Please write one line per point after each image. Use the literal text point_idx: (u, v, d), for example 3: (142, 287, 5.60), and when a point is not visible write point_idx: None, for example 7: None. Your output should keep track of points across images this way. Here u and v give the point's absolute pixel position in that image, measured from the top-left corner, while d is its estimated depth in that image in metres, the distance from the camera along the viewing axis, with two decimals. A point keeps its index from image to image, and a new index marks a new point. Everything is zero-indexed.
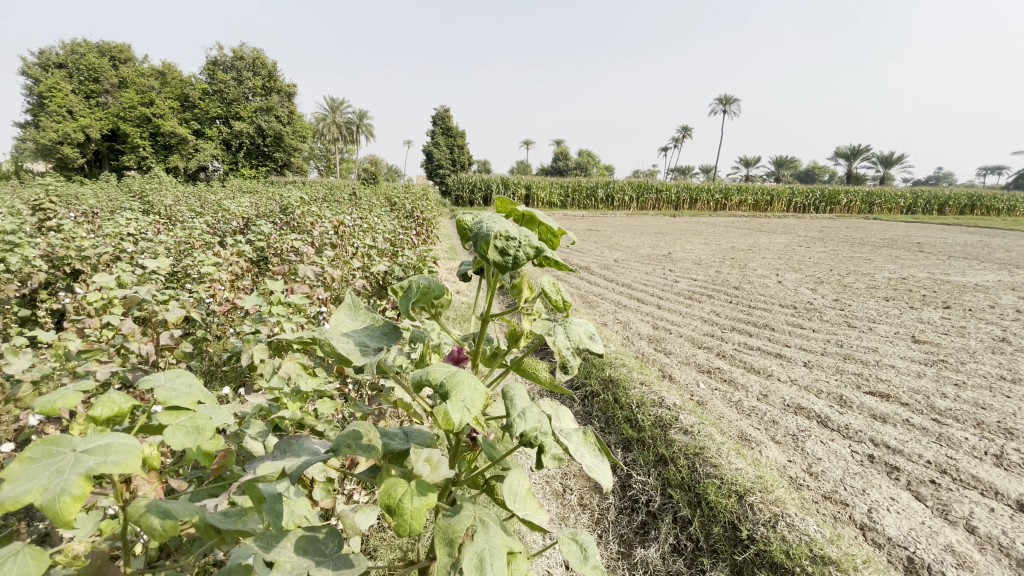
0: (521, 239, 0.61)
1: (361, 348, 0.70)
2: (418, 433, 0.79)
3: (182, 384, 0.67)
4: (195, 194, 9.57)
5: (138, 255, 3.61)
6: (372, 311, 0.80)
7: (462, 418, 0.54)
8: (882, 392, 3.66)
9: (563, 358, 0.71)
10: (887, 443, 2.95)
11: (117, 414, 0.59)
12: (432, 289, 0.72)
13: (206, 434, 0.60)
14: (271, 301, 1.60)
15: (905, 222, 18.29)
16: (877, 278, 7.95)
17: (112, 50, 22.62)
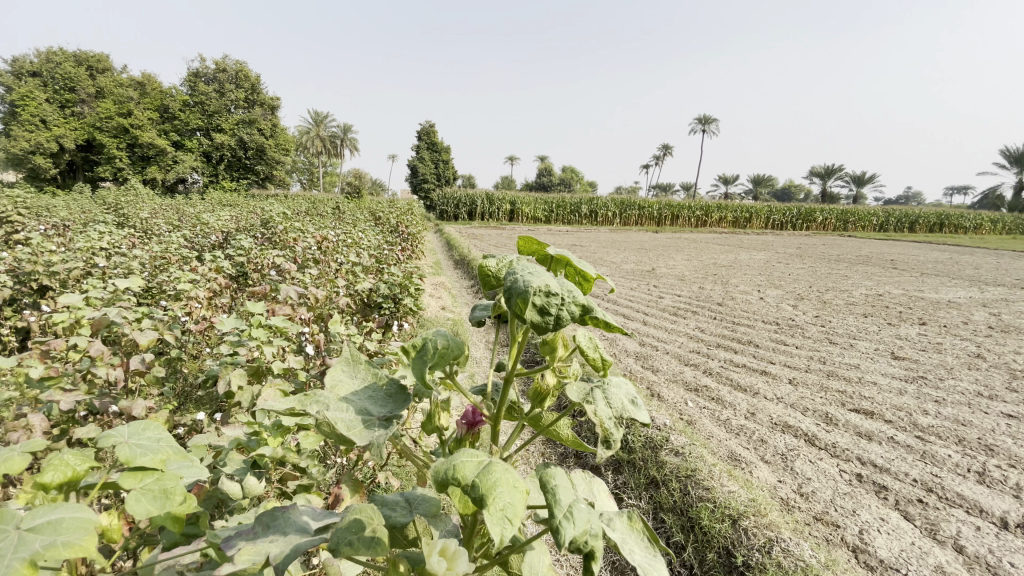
0: (559, 292, 0.57)
1: (364, 419, 0.63)
2: (422, 500, 0.74)
3: (149, 439, 0.61)
4: (172, 207, 9.36)
5: (110, 271, 3.49)
6: (373, 366, 0.75)
7: (501, 535, 0.47)
8: (866, 409, 3.68)
9: (608, 432, 0.65)
10: (874, 461, 2.95)
11: (70, 478, 0.53)
12: (451, 346, 0.63)
13: (174, 498, 0.54)
14: (251, 324, 1.53)
15: (878, 239, 18.79)
16: (855, 295, 8.10)
17: (90, 59, 22.26)
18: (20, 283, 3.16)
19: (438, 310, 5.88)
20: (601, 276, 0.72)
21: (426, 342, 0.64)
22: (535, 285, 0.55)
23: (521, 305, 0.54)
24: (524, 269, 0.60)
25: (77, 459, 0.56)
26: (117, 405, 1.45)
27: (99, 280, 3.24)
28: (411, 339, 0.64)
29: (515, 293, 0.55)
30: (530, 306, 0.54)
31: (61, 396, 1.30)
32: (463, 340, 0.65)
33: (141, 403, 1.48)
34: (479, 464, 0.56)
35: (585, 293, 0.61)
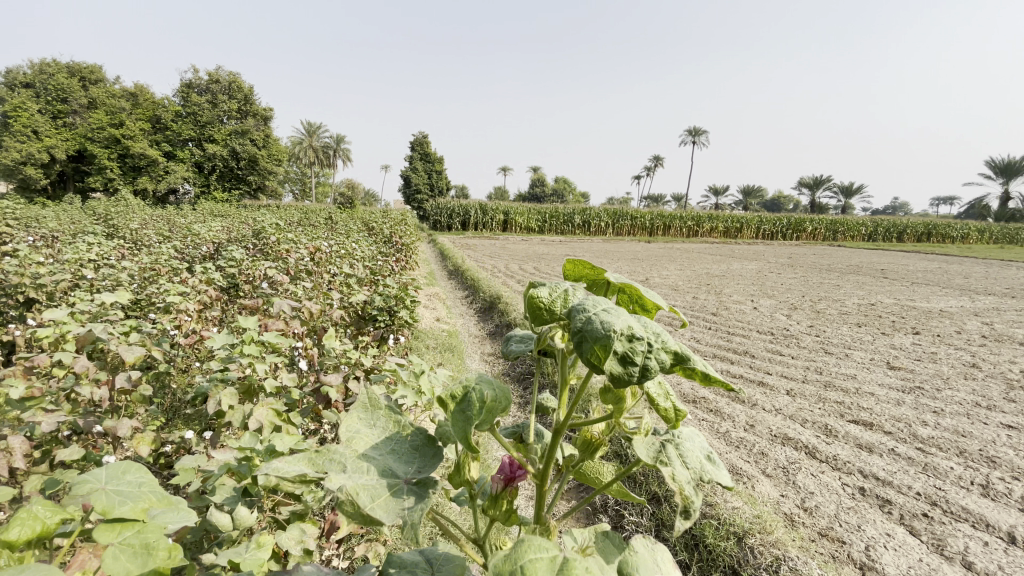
0: (643, 338, 0.50)
1: (390, 485, 0.55)
2: (446, 561, 0.67)
3: (129, 484, 0.56)
4: (163, 217, 9.24)
5: (97, 283, 3.40)
6: (395, 414, 0.66)
7: None
8: (865, 421, 3.65)
9: (685, 499, 0.58)
10: (877, 474, 2.92)
11: (39, 534, 0.48)
12: (501, 400, 0.55)
13: (156, 555, 0.48)
14: (243, 340, 1.45)
15: (867, 249, 19.00)
16: (848, 304, 8.14)
17: (81, 70, 22.14)
18: (3, 295, 3.08)
19: (432, 321, 5.82)
20: (665, 306, 0.67)
21: (469, 394, 0.55)
22: (616, 328, 0.48)
23: (598, 352, 0.47)
24: (597, 303, 0.53)
25: (46, 509, 0.50)
26: (101, 426, 1.38)
27: (86, 292, 3.16)
28: (450, 388, 0.54)
29: (593, 337, 0.47)
30: (613, 352, 0.46)
31: (42, 414, 1.22)
32: (510, 387, 0.57)
33: (127, 423, 1.41)
34: (553, 563, 0.50)
35: (675, 337, 0.53)
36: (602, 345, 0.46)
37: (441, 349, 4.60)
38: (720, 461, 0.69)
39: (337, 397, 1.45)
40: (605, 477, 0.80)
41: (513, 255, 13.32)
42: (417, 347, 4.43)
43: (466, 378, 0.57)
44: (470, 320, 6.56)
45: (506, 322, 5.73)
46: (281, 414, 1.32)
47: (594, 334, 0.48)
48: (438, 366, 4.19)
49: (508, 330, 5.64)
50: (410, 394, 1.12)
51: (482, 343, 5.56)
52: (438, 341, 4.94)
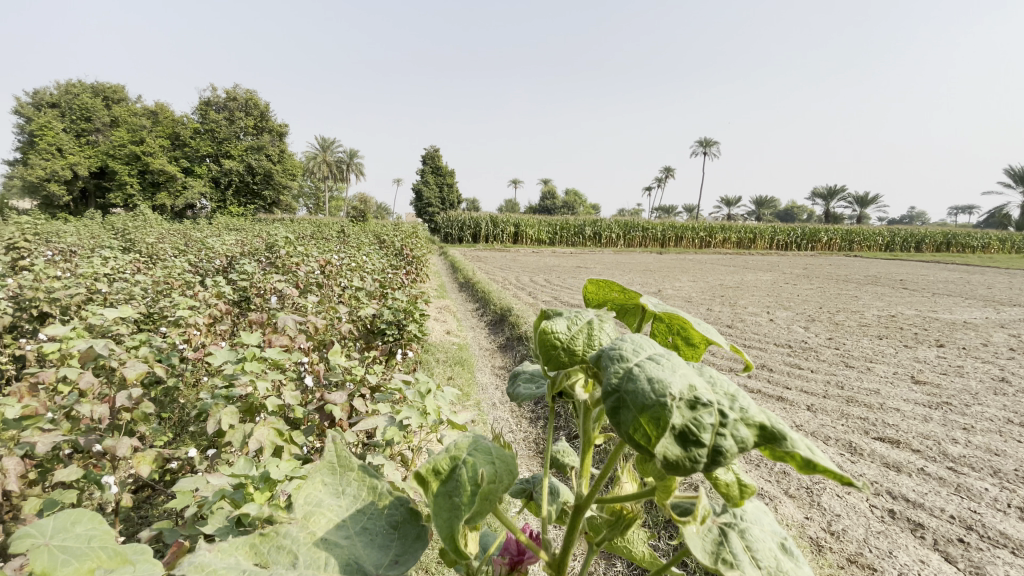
0: (712, 396, 0.36)
1: None
2: None
3: (82, 539, 0.51)
4: (179, 231, 9.37)
5: (110, 297, 3.41)
6: (371, 477, 0.49)
7: None
8: (892, 438, 3.50)
9: None
10: (906, 496, 2.78)
11: None
12: (501, 479, 0.42)
13: None
14: (244, 356, 1.38)
15: (884, 259, 18.68)
16: (867, 316, 7.95)
17: (105, 89, 22.75)
18: (17, 308, 3.09)
19: (443, 334, 5.78)
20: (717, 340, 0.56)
21: (457, 469, 0.42)
22: (674, 387, 0.34)
23: (648, 422, 0.32)
24: (636, 345, 0.40)
25: None
26: (100, 444, 1.33)
27: (99, 307, 3.18)
28: (431, 463, 0.41)
29: (639, 400, 0.33)
30: (673, 424, 0.32)
31: (37, 431, 1.17)
32: (514, 460, 0.44)
33: (127, 442, 1.36)
34: None
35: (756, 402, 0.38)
36: (655, 415, 0.32)
37: (451, 364, 4.56)
38: (800, 553, 0.53)
39: (342, 417, 1.41)
40: (642, 549, 0.66)
41: (524, 267, 13.28)
42: (427, 361, 4.39)
43: (454, 446, 0.44)
44: (481, 333, 6.50)
45: (517, 335, 5.67)
46: (282, 434, 1.29)
47: (638, 395, 0.33)
48: (448, 381, 4.12)
49: (520, 343, 5.56)
50: (415, 416, 1.06)
51: (493, 357, 5.49)
52: (448, 354, 4.89)
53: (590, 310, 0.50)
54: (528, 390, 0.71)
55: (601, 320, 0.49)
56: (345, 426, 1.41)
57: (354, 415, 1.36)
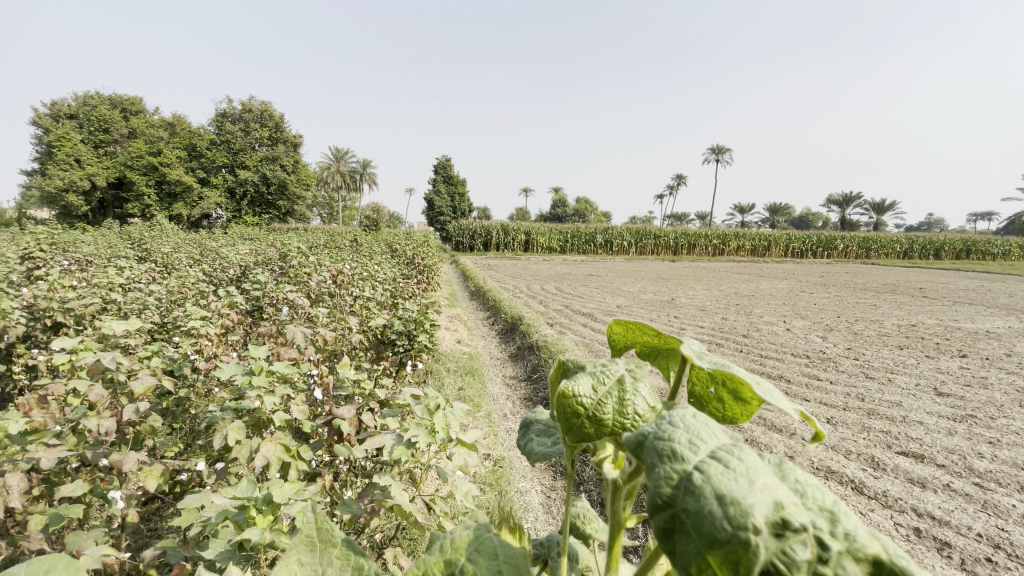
0: (803, 515, 0.28)
1: None
2: None
3: None
4: (194, 240, 9.51)
5: (124, 308, 3.45)
6: (355, 550, 0.42)
7: None
8: (915, 453, 3.38)
9: None
10: (932, 513, 2.67)
11: None
12: None
13: None
14: (252, 370, 1.34)
15: (903, 267, 18.30)
16: (886, 325, 7.76)
17: (124, 101, 23.29)
18: (33, 319, 3.14)
19: (453, 343, 5.76)
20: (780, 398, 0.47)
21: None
22: (757, 508, 0.26)
23: (719, 563, 0.25)
24: (692, 433, 0.32)
25: None
26: (108, 459, 1.33)
27: (112, 317, 3.21)
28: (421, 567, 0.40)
29: (710, 528, 0.26)
30: (757, 571, 0.24)
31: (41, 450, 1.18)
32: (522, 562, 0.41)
33: (134, 457, 1.35)
34: None
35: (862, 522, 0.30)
36: (731, 555, 0.25)
37: (461, 374, 4.53)
38: None
39: (350, 430, 1.38)
40: None
41: (535, 275, 13.24)
42: (438, 372, 4.37)
43: (453, 541, 0.43)
44: (492, 342, 6.47)
45: (528, 345, 5.63)
46: (290, 449, 1.27)
47: (713, 522, 0.26)
48: (459, 392, 4.09)
49: (531, 353, 5.52)
50: (424, 436, 1.02)
51: (504, 367, 5.45)
52: (459, 364, 4.86)
53: (622, 370, 0.43)
54: (543, 448, 0.63)
55: (637, 382, 0.43)
56: (354, 440, 1.38)
57: (365, 430, 1.33)
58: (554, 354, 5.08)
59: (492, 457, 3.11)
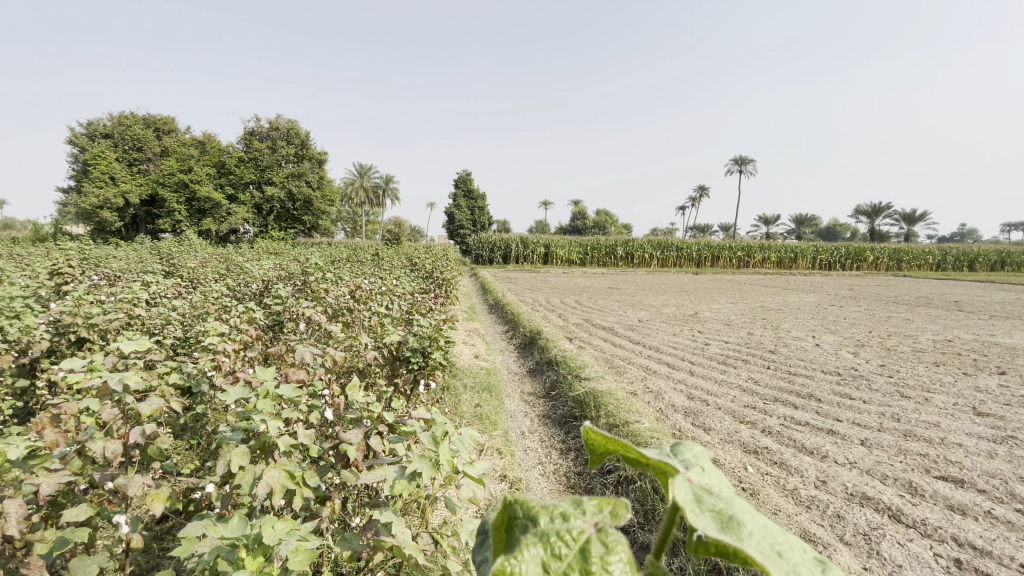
0: None
1: None
2: None
3: None
4: (220, 255, 9.75)
5: (147, 323, 3.53)
6: None
7: None
8: (956, 477, 3.17)
9: None
10: (975, 544, 2.49)
11: None
12: None
13: None
14: (258, 392, 1.30)
15: (938, 279, 17.66)
16: (921, 340, 7.44)
17: (158, 121, 24.15)
18: (59, 334, 3.23)
19: (471, 357, 5.73)
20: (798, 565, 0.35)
21: None
22: None
23: None
24: None
25: None
26: (113, 483, 1.32)
27: (135, 332, 3.27)
28: None
29: None
30: None
31: (45, 475, 1.17)
32: None
33: (139, 482, 1.33)
34: None
35: None
36: None
37: (478, 390, 4.49)
38: None
39: (356, 455, 1.33)
40: None
41: (555, 288, 13.15)
42: (455, 388, 4.33)
43: None
44: (510, 356, 6.42)
45: (547, 360, 5.57)
46: (294, 476, 1.22)
47: None
48: (476, 409, 4.04)
49: (549, 368, 5.43)
50: (429, 468, 0.96)
51: (522, 382, 5.37)
52: (476, 379, 4.83)
53: (588, 538, 0.30)
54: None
55: (609, 557, 0.28)
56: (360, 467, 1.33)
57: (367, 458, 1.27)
58: (573, 370, 4.99)
59: (507, 478, 3.04)
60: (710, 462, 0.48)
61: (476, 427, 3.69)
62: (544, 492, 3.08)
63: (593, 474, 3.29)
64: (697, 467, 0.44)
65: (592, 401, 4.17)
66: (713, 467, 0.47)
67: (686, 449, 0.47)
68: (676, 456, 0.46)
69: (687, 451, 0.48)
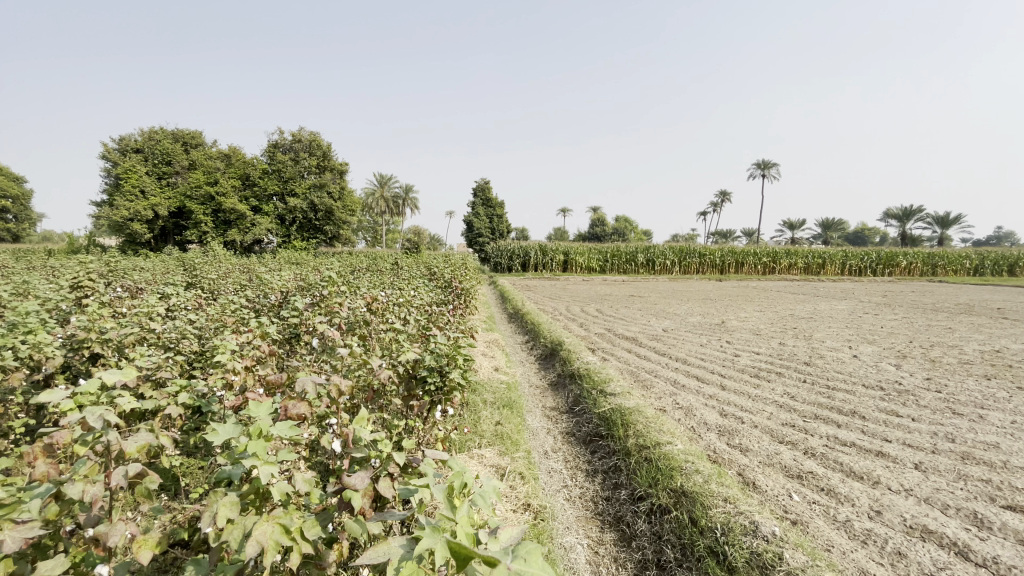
0: None
1: None
2: None
3: None
4: (244, 266, 9.83)
5: (162, 337, 3.44)
6: None
7: None
8: None
9: None
10: None
11: None
12: None
13: None
14: (250, 432, 1.10)
15: (976, 285, 16.85)
16: (969, 351, 6.96)
17: (185, 135, 24.71)
18: (74, 350, 3.19)
19: (490, 370, 5.58)
20: None
21: None
22: None
23: None
24: None
25: None
26: (94, 530, 1.19)
27: (147, 347, 3.21)
28: None
29: None
30: None
31: (10, 531, 1.06)
32: None
33: (120, 530, 1.19)
34: None
35: None
36: None
37: (498, 406, 4.34)
38: None
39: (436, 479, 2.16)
40: None
41: (575, 297, 12.92)
42: (474, 405, 4.18)
43: None
44: (531, 368, 6.24)
45: (569, 373, 5.38)
46: (289, 530, 1.05)
47: None
48: (497, 427, 3.87)
49: (572, 382, 5.23)
50: (447, 549, 0.78)
51: (544, 396, 5.17)
52: (497, 394, 4.67)
53: None
54: None
55: None
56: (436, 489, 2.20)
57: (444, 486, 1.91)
58: (596, 384, 4.78)
59: (531, 507, 2.85)
60: (536, 554, 0.83)
61: (497, 448, 3.51)
62: (570, 520, 2.89)
63: (621, 500, 3.10)
64: (525, 559, 0.81)
65: (620, 418, 3.95)
66: (538, 557, 0.82)
67: (523, 549, 0.84)
68: (515, 555, 0.82)
69: (524, 551, 0.83)
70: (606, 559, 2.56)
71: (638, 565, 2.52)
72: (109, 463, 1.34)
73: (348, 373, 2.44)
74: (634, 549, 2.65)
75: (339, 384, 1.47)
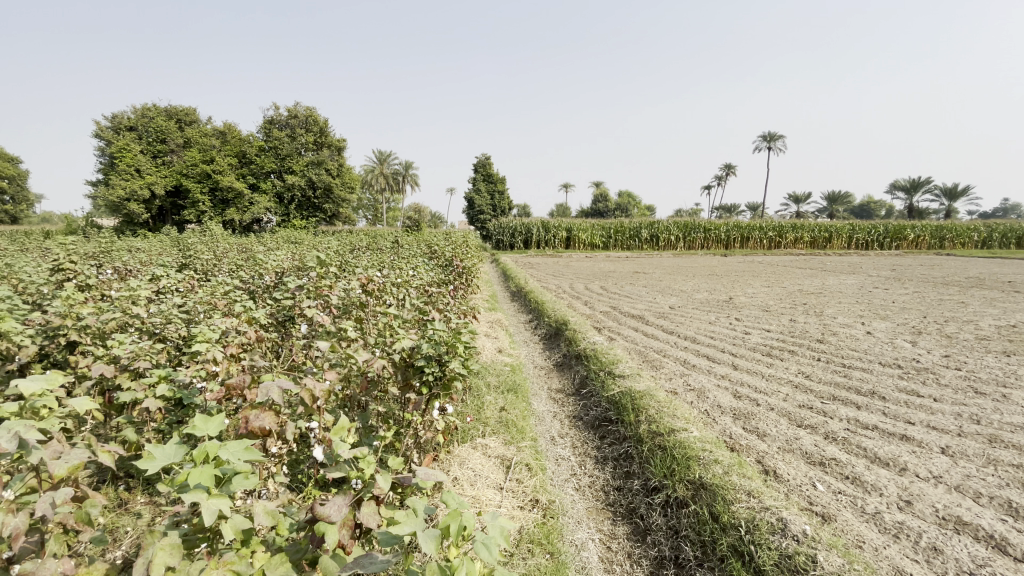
0: None
1: None
2: None
3: None
4: (242, 246, 9.53)
5: (146, 323, 3.13)
6: None
7: None
8: None
9: None
10: None
11: None
12: None
13: None
14: (195, 457, 0.89)
15: (983, 258, 16.51)
16: (986, 326, 6.72)
17: (180, 112, 24.07)
18: (50, 338, 2.95)
19: (494, 352, 5.39)
20: None
21: None
22: None
23: None
24: None
25: None
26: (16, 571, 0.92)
27: (127, 333, 2.97)
28: None
29: None
30: None
31: None
32: None
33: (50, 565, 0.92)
34: None
35: None
36: None
37: (501, 390, 4.16)
38: None
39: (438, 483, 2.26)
40: None
41: (577, 274, 12.65)
42: (476, 391, 3.99)
43: None
44: (535, 348, 6.06)
45: (575, 354, 5.19)
46: None
47: None
48: (502, 413, 3.69)
49: (578, 363, 5.04)
50: None
51: (550, 378, 4.98)
52: (500, 377, 4.48)
53: None
54: None
55: None
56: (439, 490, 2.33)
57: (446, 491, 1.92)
58: (604, 365, 4.58)
59: (539, 503, 2.66)
60: None
61: (502, 437, 3.33)
62: (580, 514, 2.72)
63: (634, 491, 2.93)
64: None
65: (630, 402, 3.74)
66: None
67: None
68: None
69: None
70: (619, 556, 2.39)
71: (655, 563, 2.36)
72: (48, 483, 1.07)
73: (339, 365, 2.08)
74: (649, 544, 2.49)
75: (312, 388, 1.25)
